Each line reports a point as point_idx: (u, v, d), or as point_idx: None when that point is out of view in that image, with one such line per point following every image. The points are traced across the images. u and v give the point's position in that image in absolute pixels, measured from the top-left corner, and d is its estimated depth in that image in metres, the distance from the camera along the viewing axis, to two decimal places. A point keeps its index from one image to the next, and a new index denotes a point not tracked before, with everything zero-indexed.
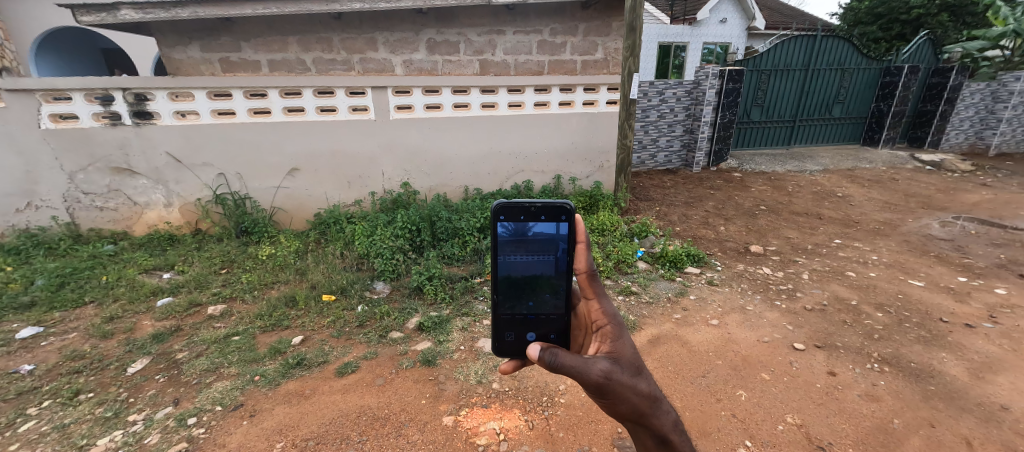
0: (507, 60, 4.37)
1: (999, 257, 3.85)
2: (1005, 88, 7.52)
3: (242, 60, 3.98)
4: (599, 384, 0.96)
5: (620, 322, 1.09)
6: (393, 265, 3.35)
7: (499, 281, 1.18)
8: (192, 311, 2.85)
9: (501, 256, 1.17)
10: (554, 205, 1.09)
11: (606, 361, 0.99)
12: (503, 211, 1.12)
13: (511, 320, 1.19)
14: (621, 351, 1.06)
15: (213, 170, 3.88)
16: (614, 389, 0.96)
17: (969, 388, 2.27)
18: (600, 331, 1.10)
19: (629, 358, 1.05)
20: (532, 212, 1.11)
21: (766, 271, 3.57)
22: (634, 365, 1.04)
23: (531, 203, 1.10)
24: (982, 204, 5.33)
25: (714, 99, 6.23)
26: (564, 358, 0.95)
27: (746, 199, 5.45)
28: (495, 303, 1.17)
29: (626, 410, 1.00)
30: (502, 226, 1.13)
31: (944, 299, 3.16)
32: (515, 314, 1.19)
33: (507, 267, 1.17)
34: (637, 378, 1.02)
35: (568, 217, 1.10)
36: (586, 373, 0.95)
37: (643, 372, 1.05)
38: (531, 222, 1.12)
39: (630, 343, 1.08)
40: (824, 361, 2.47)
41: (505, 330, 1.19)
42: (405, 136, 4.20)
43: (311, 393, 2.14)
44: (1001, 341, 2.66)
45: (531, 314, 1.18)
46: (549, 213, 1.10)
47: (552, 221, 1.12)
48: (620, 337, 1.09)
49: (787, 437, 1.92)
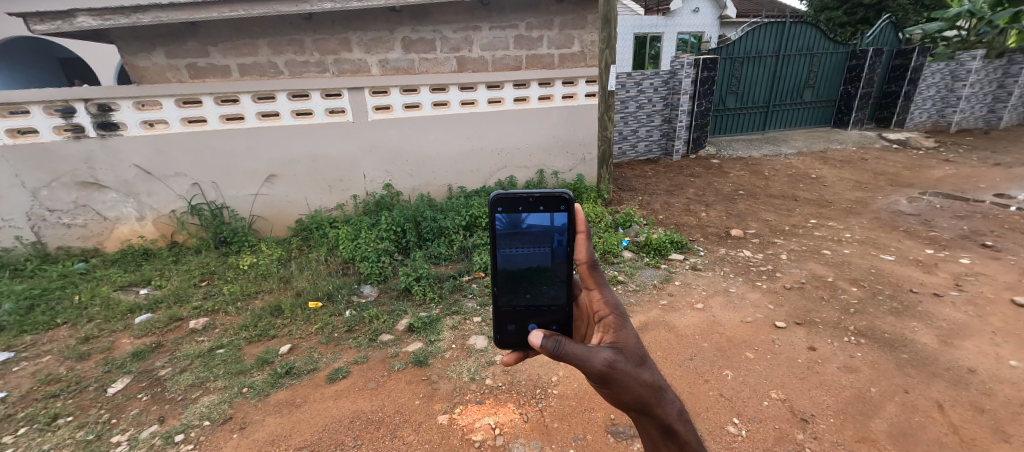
0: (485, 56, 4.32)
1: (963, 229, 4.05)
2: (962, 68, 7.80)
3: (211, 65, 3.80)
4: (603, 373, 0.95)
5: (622, 312, 1.08)
6: (380, 268, 3.32)
7: (498, 275, 1.19)
8: (173, 326, 2.77)
9: (501, 249, 1.17)
10: (554, 194, 1.09)
11: (609, 350, 0.98)
12: (501, 203, 1.12)
13: (512, 313, 1.20)
14: (625, 341, 1.05)
15: (186, 180, 3.76)
16: (617, 377, 0.96)
17: (939, 354, 2.39)
18: (602, 321, 1.09)
19: (633, 348, 1.05)
20: (531, 202, 1.12)
21: (746, 254, 3.67)
22: (637, 355, 1.03)
23: (529, 194, 1.10)
24: (946, 179, 5.58)
25: (691, 88, 6.34)
26: (567, 346, 0.96)
27: (725, 184, 5.58)
28: (494, 296, 1.18)
29: (630, 400, 0.98)
30: (500, 218, 1.13)
31: (913, 271, 3.31)
32: (516, 306, 1.20)
33: (506, 260, 1.18)
34: (640, 367, 1.01)
35: (567, 206, 1.11)
36: (590, 362, 0.95)
37: (647, 362, 1.04)
38: (531, 213, 1.13)
39: (633, 333, 1.08)
40: (804, 337, 2.56)
41: (507, 322, 1.20)
42: (384, 136, 4.15)
43: (302, 402, 2.12)
44: (967, 308, 2.82)
45: (532, 306, 1.20)
46: (548, 202, 1.11)
47: (551, 211, 1.12)
48: (624, 327, 1.08)
49: (772, 412, 2.00)
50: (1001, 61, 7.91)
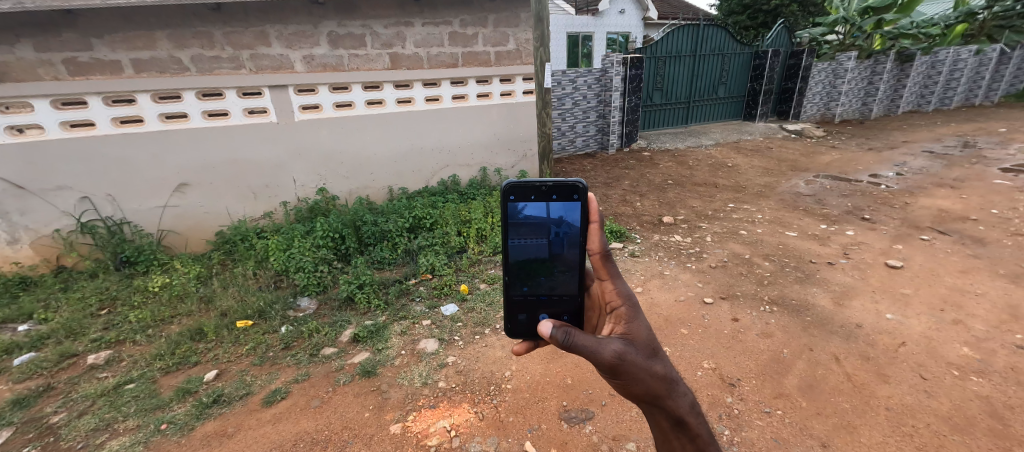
0: (419, 53, 4.17)
1: (847, 206, 4.72)
2: (841, 67, 9.12)
3: (96, 60, 3.15)
4: (613, 364, 1.01)
5: (634, 303, 1.11)
6: (318, 278, 3.11)
7: (510, 263, 1.25)
8: (66, 364, 2.39)
9: (514, 238, 1.23)
10: (567, 184, 1.14)
11: (620, 342, 1.03)
12: (514, 191, 1.18)
13: (524, 301, 1.27)
14: (636, 333, 1.09)
15: (73, 194, 3.23)
16: (627, 369, 1.01)
17: (835, 314, 2.78)
18: (614, 312, 1.13)
19: (645, 340, 1.09)
20: (544, 191, 1.17)
21: (677, 238, 3.98)
22: (649, 346, 1.09)
23: (542, 183, 1.16)
24: (833, 163, 6.45)
25: (621, 85, 6.72)
26: (578, 337, 1.00)
27: (655, 175, 5.97)
28: (507, 284, 1.26)
29: (640, 391, 1.04)
30: (514, 206, 1.20)
31: (811, 244, 3.81)
32: (528, 295, 1.27)
33: (518, 249, 1.24)
34: (651, 360, 1.06)
35: (580, 196, 1.15)
36: (600, 353, 1.00)
37: (658, 354, 1.09)
38: (543, 202, 1.18)
39: (644, 325, 1.11)
40: (728, 310, 2.84)
41: (519, 311, 1.28)
42: (315, 137, 3.91)
43: (234, 432, 1.93)
44: (853, 272, 3.30)
45: (544, 295, 1.26)
46: (561, 192, 1.16)
47: (565, 200, 1.17)
48: (636, 319, 1.11)
49: (705, 381, 2.20)
50: (869, 61, 9.39)
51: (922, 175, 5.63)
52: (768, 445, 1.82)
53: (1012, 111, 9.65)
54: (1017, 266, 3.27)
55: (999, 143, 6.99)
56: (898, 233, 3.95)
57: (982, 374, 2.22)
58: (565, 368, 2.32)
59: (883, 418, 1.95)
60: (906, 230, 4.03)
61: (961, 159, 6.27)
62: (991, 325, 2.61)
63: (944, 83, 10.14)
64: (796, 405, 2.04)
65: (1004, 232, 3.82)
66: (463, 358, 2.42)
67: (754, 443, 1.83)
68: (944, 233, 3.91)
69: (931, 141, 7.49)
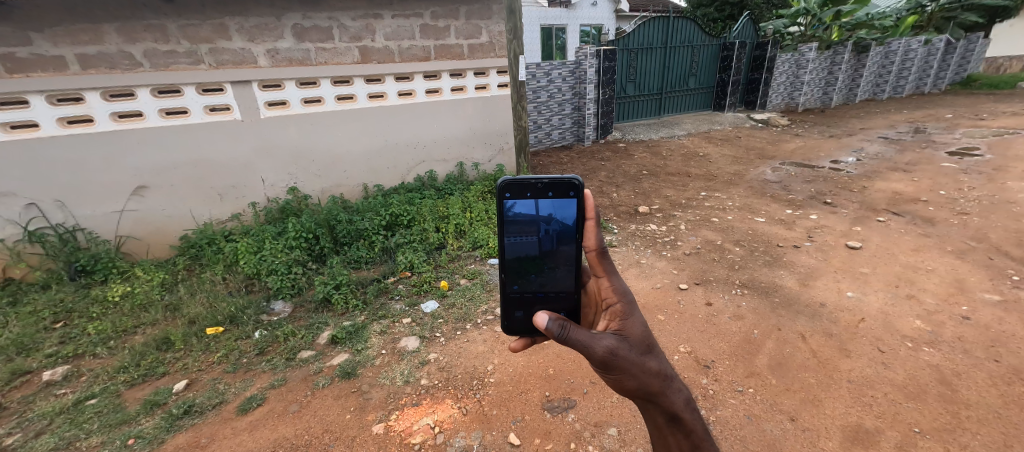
0: (390, 46, 4.05)
1: (811, 191, 4.94)
2: (803, 58, 9.43)
3: (36, 56, 2.84)
4: (606, 359, 1.02)
5: (629, 300, 1.14)
6: (292, 280, 3.02)
7: (507, 260, 1.26)
8: (19, 382, 2.23)
9: (510, 237, 1.24)
10: (563, 180, 1.15)
11: (613, 338, 1.04)
12: (510, 189, 1.20)
13: (520, 299, 1.29)
14: (630, 328, 1.12)
15: (18, 200, 3.00)
16: (620, 364, 1.02)
17: (801, 294, 2.92)
18: (610, 309, 1.16)
19: (639, 336, 1.11)
20: (540, 188, 1.18)
21: (652, 227, 4.07)
22: (643, 342, 1.10)
23: (538, 181, 1.16)
24: (797, 150, 6.73)
25: (595, 77, 6.77)
26: (571, 332, 1.01)
27: (631, 166, 6.07)
28: (503, 282, 1.27)
29: (633, 387, 1.05)
30: (511, 203, 1.21)
31: (779, 229, 3.97)
32: (524, 292, 1.28)
33: (514, 247, 1.25)
34: (646, 356, 1.07)
35: (576, 193, 1.16)
36: (593, 348, 1.01)
37: (652, 350, 1.10)
38: (539, 199, 1.19)
39: (640, 322, 1.14)
40: (702, 295, 2.94)
41: (516, 309, 1.29)
42: (283, 135, 3.78)
43: (208, 442, 1.87)
44: (817, 254, 3.47)
45: (541, 292, 1.27)
46: (558, 189, 1.17)
47: (562, 197, 1.18)
48: (631, 315, 1.14)
49: (682, 364, 2.27)
50: (829, 52, 9.77)
51: (878, 160, 5.94)
52: (741, 422, 1.90)
53: (956, 98, 10.30)
54: (962, 243, 3.51)
55: (945, 128, 7.45)
56: (857, 216, 4.17)
57: (933, 344, 2.38)
58: (546, 359, 2.35)
59: (845, 391, 2.07)
60: (864, 212, 4.25)
61: (912, 144, 6.66)
62: (940, 299, 2.80)
63: (896, 72, 10.70)
64: (766, 383, 2.13)
65: (951, 212, 4.08)
66: (444, 355, 2.41)
67: (728, 421, 1.90)
68: (898, 215, 4.14)
69: (885, 127, 7.90)
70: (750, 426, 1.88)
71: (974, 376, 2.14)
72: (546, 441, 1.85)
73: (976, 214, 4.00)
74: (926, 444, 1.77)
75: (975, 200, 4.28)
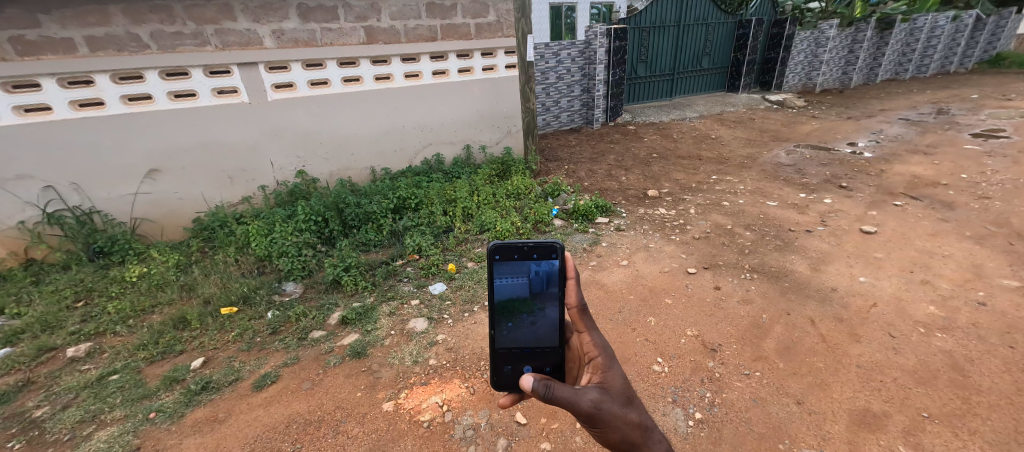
0: (395, 26, 3.98)
1: (826, 174, 4.82)
2: (823, 35, 9.09)
3: (46, 39, 2.83)
4: (591, 413, 1.02)
5: (609, 353, 1.17)
6: (302, 262, 3.06)
7: (494, 318, 1.25)
8: (45, 358, 2.32)
9: (496, 297, 1.23)
10: (546, 244, 1.16)
11: (597, 390, 1.05)
12: (497, 252, 1.19)
13: (508, 354, 1.26)
14: (612, 381, 1.12)
15: (35, 183, 3.06)
16: (604, 417, 1.02)
17: (811, 279, 2.88)
18: (592, 362, 1.17)
19: (620, 388, 1.12)
20: (525, 250, 1.18)
21: (661, 211, 4.02)
22: (624, 394, 1.11)
23: (524, 243, 1.17)
24: (813, 132, 6.56)
25: (605, 58, 6.60)
26: (558, 390, 0.98)
27: (641, 149, 5.98)
28: (491, 339, 1.24)
29: (617, 438, 1.06)
30: (498, 264, 1.21)
31: (791, 213, 3.90)
32: (512, 348, 1.25)
33: (501, 306, 1.24)
34: (627, 407, 1.09)
35: (558, 255, 1.17)
36: (579, 404, 1.00)
37: (633, 401, 1.12)
38: (525, 261, 1.20)
39: (619, 374, 1.15)
40: (711, 279, 2.92)
41: (503, 363, 1.26)
42: (290, 119, 3.78)
43: (226, 417, 1.93)
44: (830, 239, 3.41)
45: (528, 348, 1.25)
46: (541, 252, 1.18)
47: (545, 259, 1.19)
48: (611, 368, 1.15)
49: (688, 347, 2.27)
50: (850, 29, 9.41)
51: (898, 142, 5.76)
52: (747, 404, 1.91)
53: (983, 77, 9.87)
54: (982, 228, 3.42)
55: (969, 109, 7.18)
56: (873, 200, 4.06)
57: (945, 330, 2.35)
58: None
59: (854, 375, 2.06)
60: (880, 196, 4.15)
61: (933, 125, 6.44)
62: (956, 285, 2.75)
63: (920, 50, 10.27)
64: (774, 366, 2.13)
65: (972, 196, 3.96)
66: (452, 336, 2.44)
67: (733, 404, 1.91)
68: (916, 199, 4.04)
69: (907, 108, 7.64)
70: (756, 408, 1.89)
71: (987, 362, 2.11)
72: (553, 420, 1.88)
73: (998, 198, 3.87)
74: (934, 428, 1.76)
75: (998, 184, 4.14)
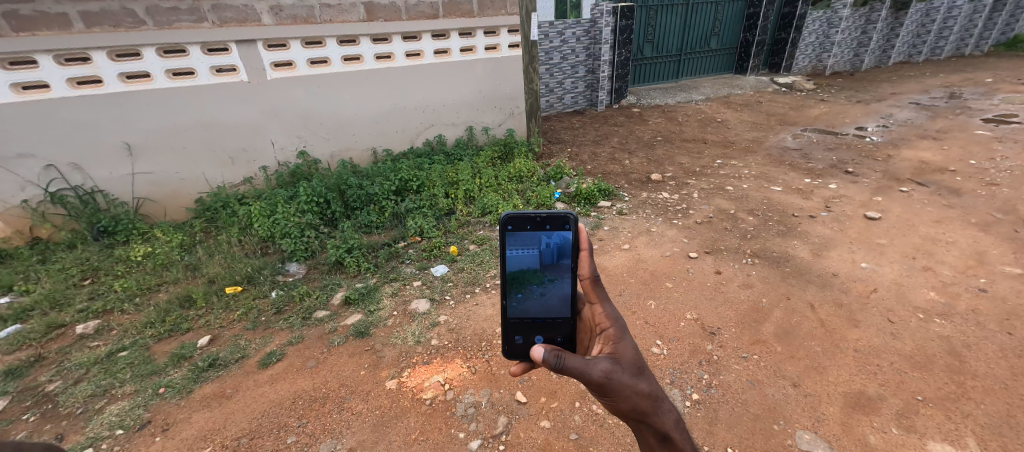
0: (396, 2, 3.87)
1: (832, 159, 4.76)
2: (836, 15, 8.82)
3: (40, 14, 2.76)
4: (601, 383, 1.03)
5: (621, 325, 1.17)
6: (305, 243, 3.07)
7: (506, 288, 1.26)
8: (54, 335, 2.36)
9: (508, 268, 1.25)
10: (558, 215, 1.16)
11: (608, 361, 1.06)
12: (511, 222, 1.21)
13: (520, 324, 1.27)
14: (622, 353, 1.14)
15: (37, 161, 3.06)
16: (614, 387, 1.03)
17: (813, 264, 2.88)
18: (603, 334, 1.18)
19: (630, 359, 1.13)
20: (538, 221, 1.20)
21: (664, 195, 4.00)
22: (634, 365, 1.12)
23: (536, 214, 1.18)
24: (821, 117, 6.45)
25: (610, 37, 6.47)
26: (569, 361, 1.00)
27: (645, 132, 5.91)
28: (503, 308, 1.26)
29: (627, 408, 1.07)
30: (510, 236, 1.22)
31: (795, 198, 3.87)
32: (524, 318, 1.27)
33: (513, 276, 1.25)
34: (638, 377, 1.09)
35: (571, 226, 1.17)
36: (589, 373, 1.02)
37: (644, 372, 1.13)
38: (538, 231, 1.21)
39: (631, 345, 1.16)
40: (712, 263, 2.92)
41: (515, 333, 1.27)
42: (290, 98, 3.73)
43: (233, 393, 1.98)
44: (833, 224, 3.39)
45: (539, 319, 1.26)
46: (554, 222, 1.18)
47: (557, 230, 1.19)
48: (622, 339, 1.16)
49: (688, 330, 2.30)
50: (864, 9, 9.08)
51: (908, 127, 5.66)
52: (744, 386, 1.94)
53: (999, 60, 9.62)
54: (987, 215, 3.39)
55: (982, 94, 7.02)
56: (879, 186, 4.03)
57: (945, 316, 2.35)
58: None
59: (851, 359, 2.08)
60: (886, 182, 4.10)
61: (944, 110, 6.32)
62: (958, 271, 2.75)
63: (936, 31, 9.97)
64: (772, 350, 2.16)
65: (979, 183, 3.92)
66: (454, 317, 2.46)
67: (730, 385, 1.94)
68: (922, 185, 4.00)
69: (918, 91, 7.48)
70: (753, 390, 1.92)
71: (984, 347, 2.13)
72: (553, 399, 1.91)
73: (1006, 185, 3.83)
74: (928, 411, 1.79)
75: (1007, 170, 4.09)
